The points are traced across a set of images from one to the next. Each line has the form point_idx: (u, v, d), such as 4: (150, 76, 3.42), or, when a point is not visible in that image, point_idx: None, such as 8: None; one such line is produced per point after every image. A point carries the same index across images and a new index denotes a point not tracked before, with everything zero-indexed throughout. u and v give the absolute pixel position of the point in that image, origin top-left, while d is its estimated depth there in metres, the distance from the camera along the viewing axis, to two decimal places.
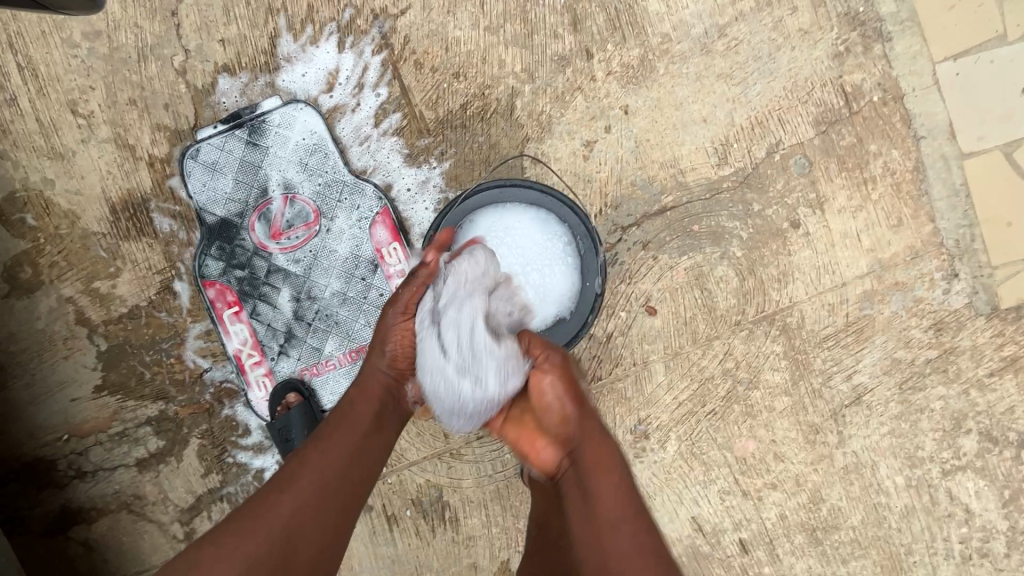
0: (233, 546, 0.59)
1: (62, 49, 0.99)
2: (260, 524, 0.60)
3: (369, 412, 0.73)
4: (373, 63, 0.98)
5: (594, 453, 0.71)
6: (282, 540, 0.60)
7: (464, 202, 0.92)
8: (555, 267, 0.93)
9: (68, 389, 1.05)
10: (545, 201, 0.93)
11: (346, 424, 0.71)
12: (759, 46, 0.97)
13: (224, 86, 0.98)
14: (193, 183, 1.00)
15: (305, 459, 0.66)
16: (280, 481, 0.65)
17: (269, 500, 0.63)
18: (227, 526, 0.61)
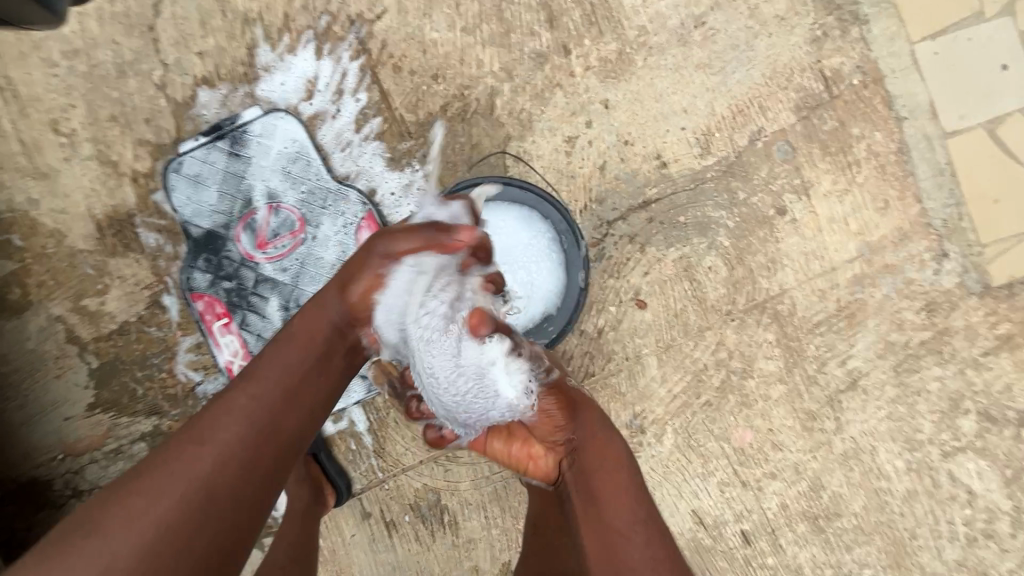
0: (140, 507, 0.51)
1: (42, 69, 0.99)
2: (174, 483, 0.52)
3: (313, 350, 0.67)
4: (351, 69, 0.98)
5: (598, 454, 0.74)
6: (203, 498, 0.53)
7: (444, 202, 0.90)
8: (542, 264, 0.93)
9: (61, 408, 1.05)
10: (527, 198, 0.93)
11: (281, 366, 0.65)
12: (737, 34, 0.96)
13: (205, 98, 0.99)
14: (177, 196, 1.00)
15: (234, 405, 0.59)
16: (199, 432, 0.57)
17: (186, 453, 0.55)
18: (133, 484, 0.53)
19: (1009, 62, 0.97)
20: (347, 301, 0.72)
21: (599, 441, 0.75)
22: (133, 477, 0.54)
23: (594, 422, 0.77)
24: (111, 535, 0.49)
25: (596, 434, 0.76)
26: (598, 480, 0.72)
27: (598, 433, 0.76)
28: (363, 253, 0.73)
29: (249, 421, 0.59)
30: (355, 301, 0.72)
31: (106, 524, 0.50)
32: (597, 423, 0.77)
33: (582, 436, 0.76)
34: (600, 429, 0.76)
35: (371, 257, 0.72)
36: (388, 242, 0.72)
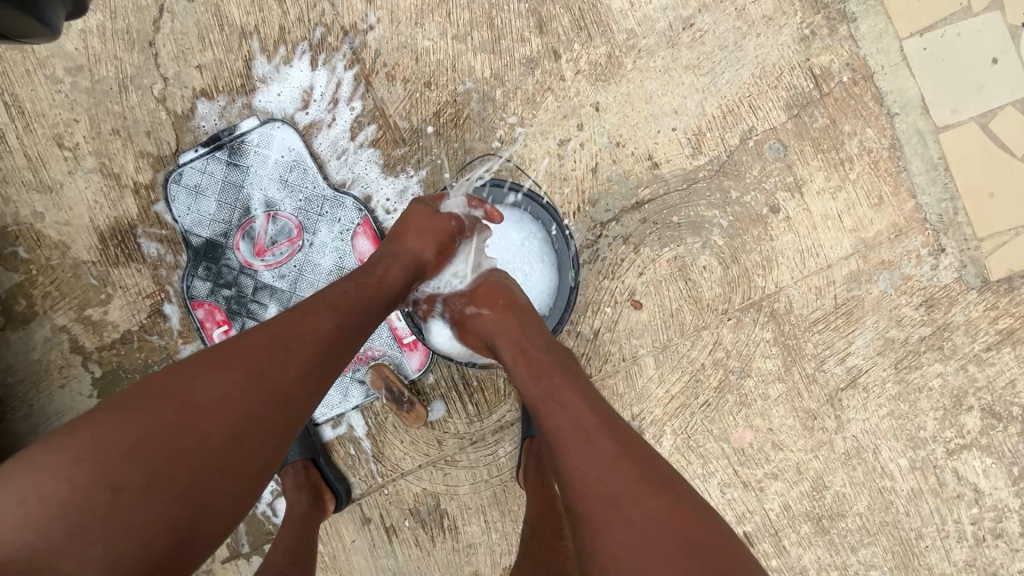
0: (229, 395, 0.55)
1: (47, 85, 1.02)
2: (264, 381, 0.57)
3: (384, 295, 0.74)
4: (346, 78, 0.99)
5: (506, 348, 0.77)
6: (283, 402, 0.57)
7: None
8: (535, 263, 0.97)
9: (65, 417, 1.07)
10: (518, 201, 0.97)
11: (357, 301, 0.70)
12: (725, 35, 0.97)
13: (203, 110, 1.01)
14: (178, 206, 1.02)
15: (316, 325, 0.64)
16: (283, 339, 0.60)
17: (275, 357, 0.59)
18: (220, 370, 0.56)
19: (999, 56, 0.97)
20: (425, 251, 0.82)
21: (503, 336, 0.78)
22: (224, 363, 0.57)
23: (508, 320, 0.80)
24: (201, 415, 0.53)
25: (502, 330, 0.79)
26: (514, 372, 0.74)
27: (506, 328, 0.79)
28: (450, 224, 0.84)
29: (327, 341, 0.63)
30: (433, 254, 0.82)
31: (198, 401, 0.53)
32: (502, 321, 0.80)
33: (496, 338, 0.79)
34: (509, 323, 0.80)
35: (448, 229, 0.84)
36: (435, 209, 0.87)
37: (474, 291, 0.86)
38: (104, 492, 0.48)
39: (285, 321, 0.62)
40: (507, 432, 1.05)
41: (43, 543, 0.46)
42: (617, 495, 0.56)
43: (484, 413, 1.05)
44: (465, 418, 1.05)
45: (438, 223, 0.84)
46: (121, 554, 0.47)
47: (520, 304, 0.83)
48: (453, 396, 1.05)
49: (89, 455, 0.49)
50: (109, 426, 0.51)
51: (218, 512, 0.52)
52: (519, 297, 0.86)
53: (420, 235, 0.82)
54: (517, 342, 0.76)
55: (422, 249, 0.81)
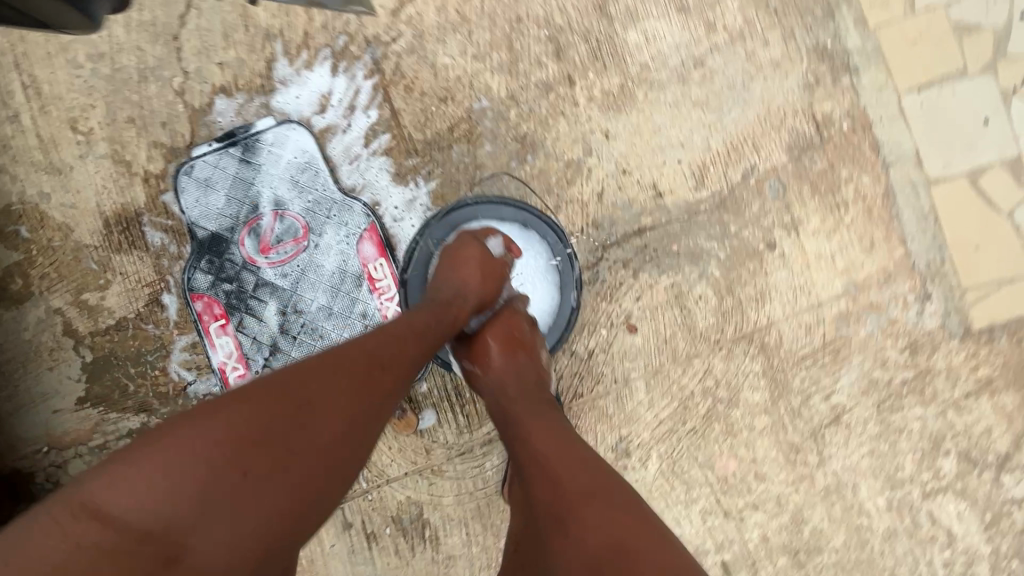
0: (341, 399, 0.58)
1: (67, 69, 1.03)
2: (368, 390, 0.60)
3: (450, 325, 0.80)
4: (364, 87, 1.01)
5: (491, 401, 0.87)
6: (378, 415, 0.61)
7: (443, 217, 1.01)
8: (537, 286, 1.01)
9: (51, 400, 1.07)
10: (523, 216, 1.00)
11: (432, 328, 0.76)
12: (733, 76, 1.01)
13: (221, 106, 1.02)
14: (186, 198, 1.03)
15: (404, 346, 0.69)
16: (380, 358, 0.64)
17: (376, 369, 0.63)
18: (331, 374, 0.59)
19: (991, 116, 1.02)
20: (483, 293, 0.88)
21: (494, 388, 0.88)
22: (335, 367, 0.60)
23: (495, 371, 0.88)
24: (319, 414, 0.56)
25: (492, 385, 0.88)
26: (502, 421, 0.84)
27: (494, 380, 0.88)
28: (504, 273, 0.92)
29: (411, 361, 0.69)
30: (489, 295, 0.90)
31: (316, 401, 0.56)
32: (493, 373, 0.88)
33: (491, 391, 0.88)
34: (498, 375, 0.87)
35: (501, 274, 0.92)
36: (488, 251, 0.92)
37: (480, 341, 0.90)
38: (237, 481, 0.50)
39: (382, 337, 0.67)
40: (495, 445, 1.06)
41: (171, 520, 0.47)
42: (563, 514, 0.64)
43: (474, 425, 1.06)
44: (455, 428, 1.06)
45: (494, 267, 0.91)
46: (242, 536, 0.49)
47: (515, 347, 0.89)
48: (445, 406, 1.06)
49: (222, 437, 0.51)
50: (239, 416, 0.52)
51: (314, 511, 0.55)
52: (519, 336, 0.91)
53: (477, 274, 0.89)
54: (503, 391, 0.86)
55: (485, 292, 0.89)
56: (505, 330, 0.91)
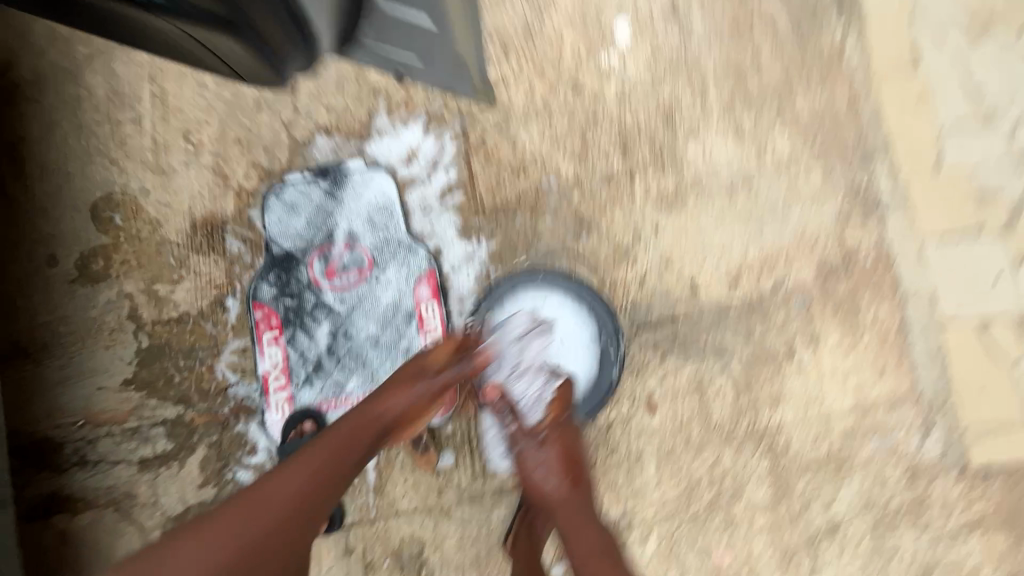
0: (212, 545, 0.70)
1: (192, 87, 1.16)
2: (241, 530, 0.72)
3: (360, 445, 0.87)
4: (449, 149, 1.14)
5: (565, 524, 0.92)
6: (254, 551, 0.72)
7: (509, 281, 1.10)
8: (578, 353, 1.08)
9: (98, 377, 1.13)
10: (579, 291, 1.09)
11: (331, 451, 0.84)
12: (776, 197, 1.13)
13: (319, 143, 1.15)
14: (270, 216, 1.13)
15: (293, 476, 0.79)
16: (259, 497, 0.76)
17: (251, 510, 0.74)
18: (205, 526, 0.72)
19: (1002, 273, 1.12)
20: (402, 405, 0.92)
21: (562, 512, 0.93)
22: (211, 518, 0.73)
23: (578, 498, 0.93)
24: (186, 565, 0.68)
25: (563, 512, 0.93)
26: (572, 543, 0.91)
27: (570, 506, 0.93)
28: (420, 387, 0.93)
29: (298, 491, 0.78)
30: (414, 406, 0.93)
31: (182, 554, 0.69)
32: (568, 501, 0.93)
33: (559, 512, 0.93)
34: (577, 505, 0.93)
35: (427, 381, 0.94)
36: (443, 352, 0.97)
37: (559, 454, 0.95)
38: None
39: (268, 476, 0.79)
40: (505, 497, 1.10)
41: None
42: None
43: (489, 474, 1.10)
44: (470, 473, 1.10)
45: (411, 381, 0.93)
46: None
47: (578, 468, 0.95)
48: (465, 450, 1.10)
49: None
50: None
51: None
52: (578, 457, 0.96)
53: (398, 394, 0.92)
54: (577, 517, 0.92)
55: (408, 404, 0.92)
56: (565, 430, 0.97)
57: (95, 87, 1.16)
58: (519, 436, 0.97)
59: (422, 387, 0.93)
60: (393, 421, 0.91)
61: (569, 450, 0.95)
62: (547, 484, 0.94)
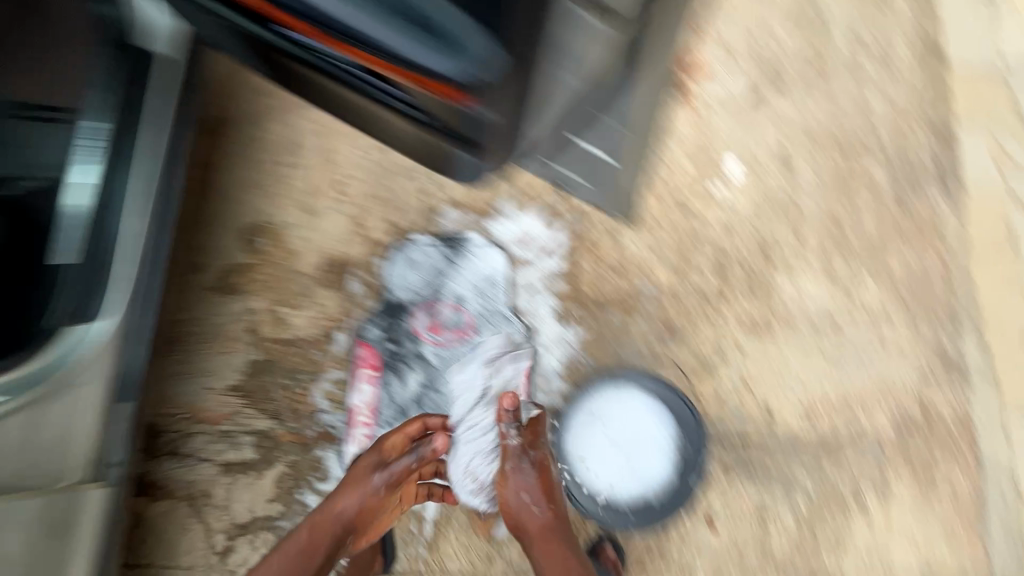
0: None
1: (350, 146, 1.35)
2: None
3: (317, 548, 0.96)
4: (560, 240, 1.27)
5: (541, 551, 0.98)
6: None
7: (611, 377, 1.16)
8: (658, 459, 1.11)
9: (206, 378, 1.25)
10: (671, 400, 1.13)
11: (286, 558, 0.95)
12: (861, 343, 1.18)
13: (448, 213, 1.29)
14: (392, 268, 1.27)
15: None
16: None
17: None
18: None
19: None
20: (350, 507, 0.99)
21: (539, 535, 0.99)
22: None
23: (550, 523, 0.99)
24: None
25: (539, 543, 0.99)
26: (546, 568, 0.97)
27: (545, 534, 0.99)
28: (376, 480, 1.00)
29: None
30: (364, 505, 0.99)
31: None
32: (545, 527, 0.99)
33: (535, 539, 0.99)
34: (551, 531, 0.99)
35: (368, 486, 1.00)
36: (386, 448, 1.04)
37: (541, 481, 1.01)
38: None
39: None
40: None
41: None
42: None
43: None
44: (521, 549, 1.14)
45: (365, 480, 1.00)
46: None
47: (550, 490, 1.02)
48: None
49: None
50: None
51: None
52: (552, 483, 1.03)
53: (349, 492, 0.99)
54: (552, 544, 0.98)
55: (356, 506, 0.99)
56: (542, 453, 1.04)
57: (271, 132, 1.36)
58: (512, 453, 1.02)
59: (363, 488, 1.00)
60: (351, 520, 0.99)
61: (545, 473, 1.02)
62: (526, 504, 1.00)
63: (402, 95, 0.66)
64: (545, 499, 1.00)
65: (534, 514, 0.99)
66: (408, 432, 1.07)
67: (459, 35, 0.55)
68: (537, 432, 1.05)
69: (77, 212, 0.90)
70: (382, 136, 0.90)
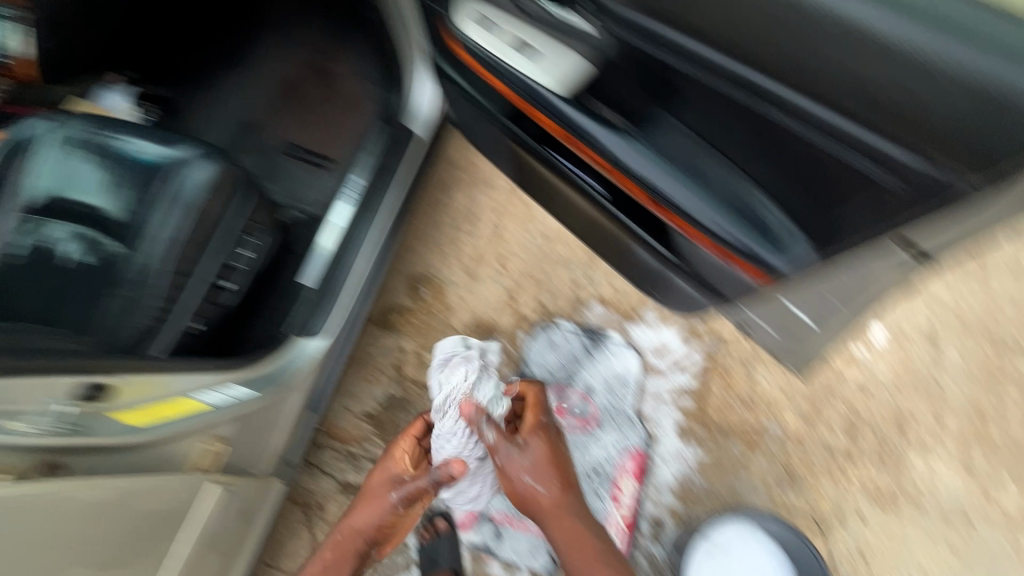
0: None
1: (518, 226, 1.50)
2: None
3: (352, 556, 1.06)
4: (695, 359, 1.33)
5: (556, 531, 0.99)
6: None
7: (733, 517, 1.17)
8: None
9: (348, 399, 1.39)
10: (795, 551, 1.14)
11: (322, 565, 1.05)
12: (993, 548, 1.16)
13: (594, 309, 1.40)
14: (534, 345, 1.39)
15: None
16: None
17: None
18: None
19: None
20: (372, 523, 1.05)
21: (552, 515, 0.99)
22: None
23: (563, 505, 0.99)
24: None
25: (553, 522, 0.99)
26: (565, 549, 0.99)
27: (557, 511, 0.99)
28: (392, 498, 1.04)
29: None
30: (382, 521, 1.05)
31: None
32: (557, 506, 0.98)
33: (549, 520, 0.99)
34: (564, 512, 0.99)
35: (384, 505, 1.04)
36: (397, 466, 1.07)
37: (538, 463, 0.98)
38: None
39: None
40: None
41: None
42: None
43: None
44: None
45: (381, 498, 1.05)
46: None
47: (557, 466, 0.99)
48: None
49: None
50: None
51: None
52: (555, 457, 0.99)
53: (366, 508, 1.06)
54: (564, 522, 0.99)
55: (377, 521, 1.05)
56: (547, 433, 1.01)
57: (453, 197, 1.54)
58: (502, 443, 0.97)
59: (379, 503, 1.05)
60: (371, 533, 1.05)
61: (547, 452, 0.99)
62: (532, 486, 0.98)
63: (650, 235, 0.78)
64: (553, 481, 0.98)
65: (542, 497, 0.98)
66: (414, 434, 1.07)
67: (783, 237, 0.64)
68: (531, 412, 1.03)
69: (323, 250, 1.08)
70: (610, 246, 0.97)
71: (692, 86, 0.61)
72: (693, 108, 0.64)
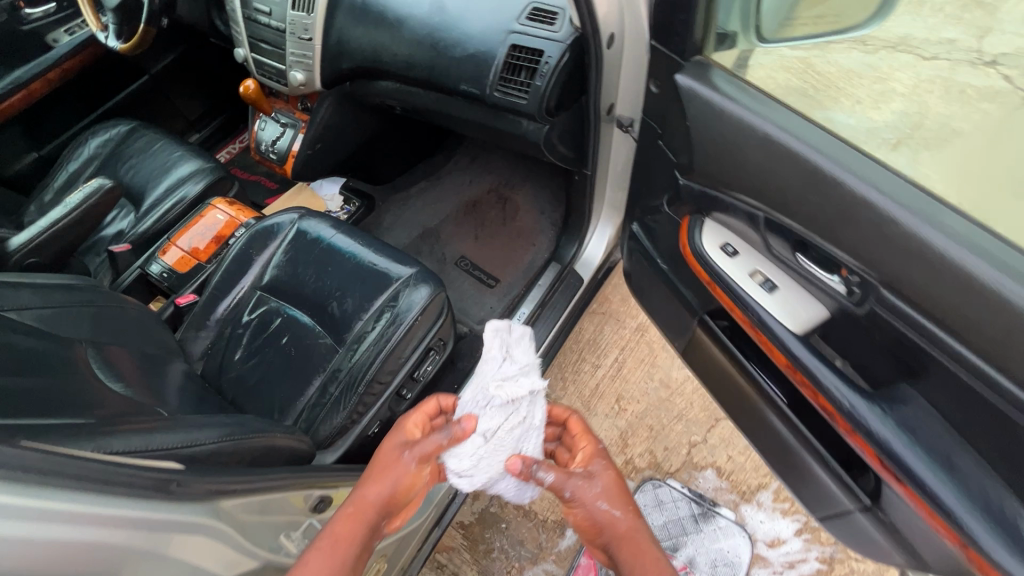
0: None
1: (643, 370, 1.52)
2: None
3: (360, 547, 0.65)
4: (810, 563, 1.25)
5: (650, 567, 0.66)
6: None
7: None
8: None
9: None
10: None
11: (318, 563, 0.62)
12: None
13: (708, 476, 1.37)
14: (639, 497, 1.36)
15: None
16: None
17: None
18: None
19: None
20: (385, 491, 0.69)
21: (636, 547, 0.68)
22: None
23: (642, 529, 0.70)
24: None
25: (637, 556, 0.67)
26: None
27: (638, 539, 0.68)
28: (405, 456, 0.71)
29: None
30: (398, 486, 0.69)
31: None
32: (643, 536, 0.69)
33: (620, 545, 0.69)
34: (652, 538, 0.70)
35: (405, 457, 0.71)
36: (405, 423, 0.78)
37: (612, 489, 0.72)
38: None
39: None
40: None
41: None
42: None
43: None
44: None
45: (394, 458, 0.71)
46: None
47: (628, 490, 0.73)
48: None
49: None
50: None
51: None
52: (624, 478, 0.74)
53: (377, 472, 0.70)
54: (656, 550, 0.68)
55: (396, 482, 0.69)
56: (609, 460, 0.76)
57: (584, 326, 1.61)
58: (565, 475, 0.73)
59: (396, 458, 0.71)
60: (387, 504, 0.69)
61: (618, 481, 0.74)
62: (604, 515, 0.70)
63: (840, 470, 0.74)
64: (627, 498, 0.72)
65: (615, 522, 0.69)
66: (427, 409, 0.80)
67: None
68: (586, 438, 0.79)
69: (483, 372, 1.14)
70: (771, 457, 0.88)
71: (936, 369, 0.58)
72: (930, 384, 0.60)
